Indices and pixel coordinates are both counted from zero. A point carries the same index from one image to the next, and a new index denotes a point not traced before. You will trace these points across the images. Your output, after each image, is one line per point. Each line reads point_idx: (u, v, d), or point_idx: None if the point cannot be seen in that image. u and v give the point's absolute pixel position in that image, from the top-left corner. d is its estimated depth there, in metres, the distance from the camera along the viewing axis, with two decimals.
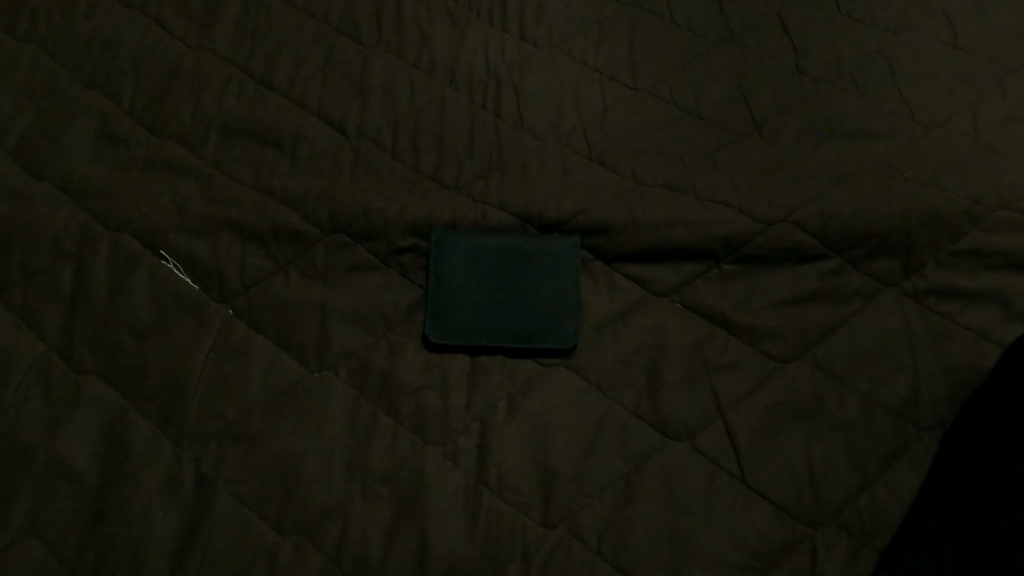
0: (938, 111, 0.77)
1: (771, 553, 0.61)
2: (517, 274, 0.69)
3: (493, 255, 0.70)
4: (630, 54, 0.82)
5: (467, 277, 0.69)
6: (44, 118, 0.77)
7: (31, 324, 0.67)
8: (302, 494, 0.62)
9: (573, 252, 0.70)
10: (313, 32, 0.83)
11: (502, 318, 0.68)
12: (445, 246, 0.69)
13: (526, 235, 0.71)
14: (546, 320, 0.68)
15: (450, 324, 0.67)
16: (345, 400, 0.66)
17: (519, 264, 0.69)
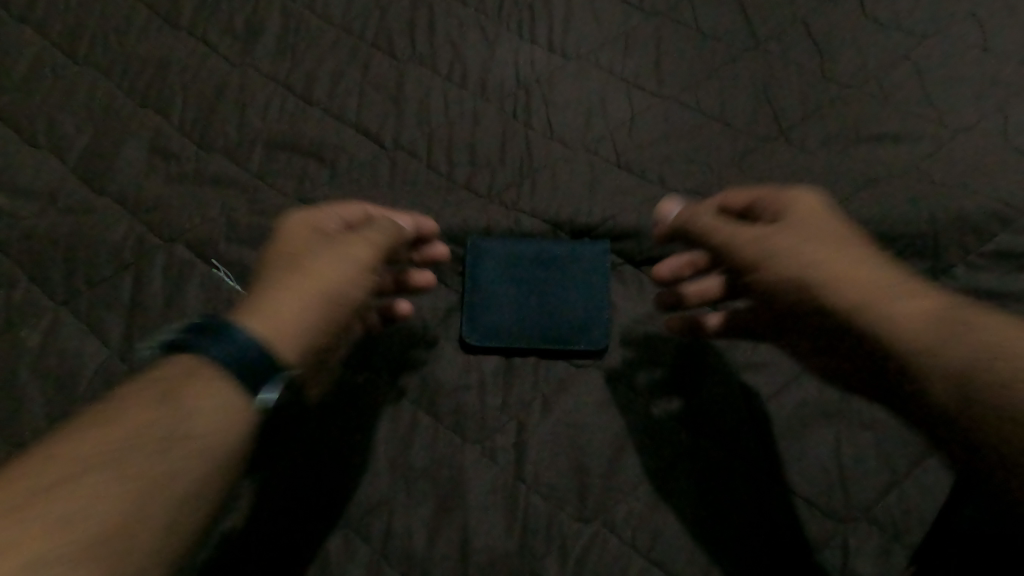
0: (966, 114, 0.78)
1: (805, 548, 0.62)
2: (549, 279, 0.73)
3: (526, 262, 0.74)
4: (657, 63, 0.85)
5: (502, 283, 0.73)
6: (103, 136, 0.82)
7: (95, 329, 0.71)
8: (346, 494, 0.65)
9: (600, 257, 0.74)
10: (351, 48, 0.87)
11: (535, 322, 0.72)
12: (481, 255, 0.74)
13: (558, 242, 0.75)
14: (576, 323, 0.72)
15: (485, 326, 0.72)
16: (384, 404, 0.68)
17: (548, 271, 0.74)
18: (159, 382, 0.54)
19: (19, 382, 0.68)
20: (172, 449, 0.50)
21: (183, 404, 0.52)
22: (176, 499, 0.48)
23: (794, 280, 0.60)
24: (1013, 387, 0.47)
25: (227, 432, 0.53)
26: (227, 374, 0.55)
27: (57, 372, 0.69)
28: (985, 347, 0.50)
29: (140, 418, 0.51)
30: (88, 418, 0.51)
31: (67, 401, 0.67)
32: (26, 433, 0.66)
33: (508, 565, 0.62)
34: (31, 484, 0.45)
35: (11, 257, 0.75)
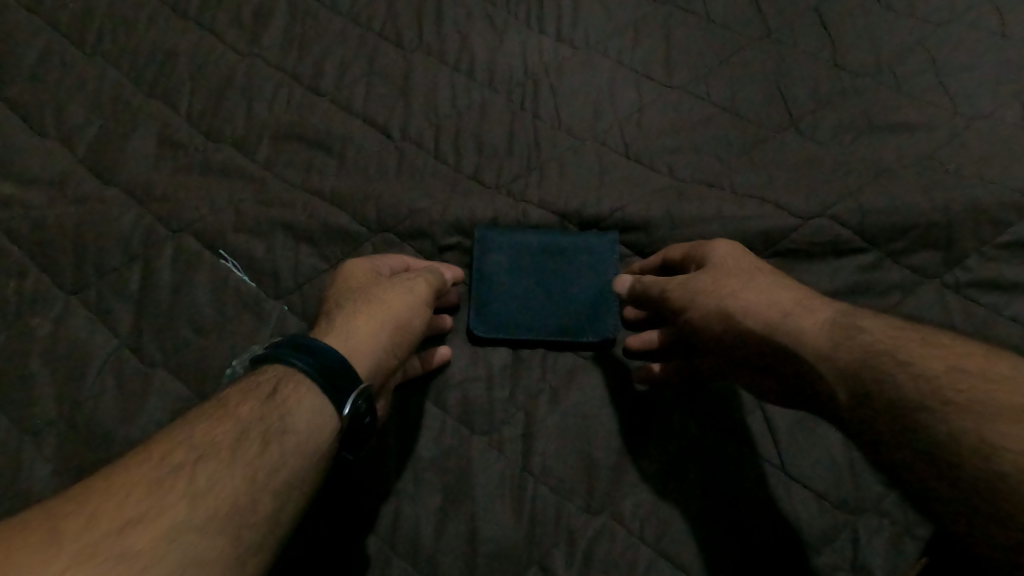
0: (982, 103, 0.77)
1: (816, 540, 0.61)
2: (557, 271, 0.73)
3: (534, 254, 0.73)
4: (666, 52, 0.84)
5: (510, 275, 0.72)
6: (111, 126, 0.82)
7: (103, 319, 0.71)
8: (357, 486, 0.65)
9: (608, 247, 0.74)
10: (358, 38, 0.86)
11: (544, 313, 0.71)
12: (487, 245, 0.73)
13: (566, 233, 0.75)
14: (585, 314, 0.71)
15: (493, 319, 0.71)
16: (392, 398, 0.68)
17: (555, 262, 0.73)
18: (243, 404, 0.55)
19: (29, 371, 0.68)
20: (263, 486, 0.51)
21: (272, 436, 0.54)
22: (267, 535, 0.51)
23: (710, 313, 0.61)
24: (897, 383, 0.50)
25: (308, 469, 0.55)
26: (313, 387, 0.57)
27: (66, 361, 0.69)
28: (867, 351, 0.52)
29: (232, 446, 0.52)
30: (185, 434, 0.53)
31: (76, 391, 0.68)
32: (36, 423, 0.66)
33: (515, 557, 0.62)
34: (144, 518, 0.46)
35: (22, 247, 0.75)
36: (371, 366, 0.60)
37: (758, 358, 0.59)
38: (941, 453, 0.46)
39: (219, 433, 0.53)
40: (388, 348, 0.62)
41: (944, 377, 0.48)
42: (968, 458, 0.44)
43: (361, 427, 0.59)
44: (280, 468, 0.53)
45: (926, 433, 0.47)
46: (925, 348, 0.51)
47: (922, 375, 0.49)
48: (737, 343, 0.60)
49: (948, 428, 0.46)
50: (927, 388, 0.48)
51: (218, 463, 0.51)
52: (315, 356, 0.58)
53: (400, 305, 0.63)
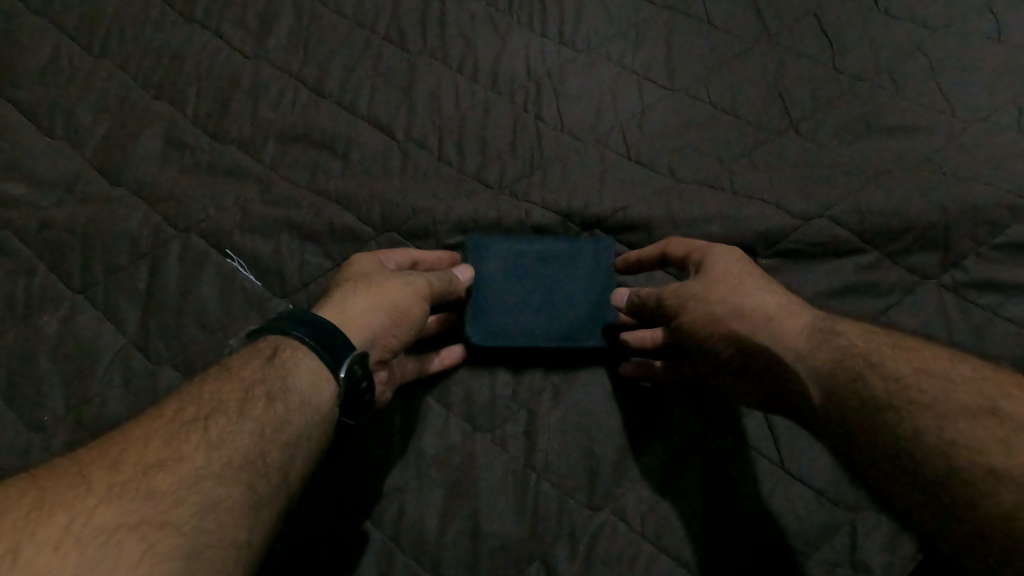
0: (979, 105, 0.78)
1: (815, 536, 0.62)
2: (553, 277, 0.73)
3: (528, 260, 0.73)
4: (667, 55, 0.85)
5: (506, 282, 0.72)
6: (118, 127, 0.83)
7: (110, 316, 0.72)
8: (361, 482, 0.66)
9: (607, 252, 0.74)
10: (362, 40, 0.87)
11: (542, 320, 0.71)
12: (482, 253, 0.73)
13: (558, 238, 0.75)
14: (583, 319, 0.71)
15: (492, 327, 0.70)
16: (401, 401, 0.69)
17: (557, 268, 0.73)
18: (246, 365, 0.57)
19: (38, 368, 0.69)
20: (269, 439, 0.53)
21: (280, 392, 0.55)
22: (280, 485, 0.53)
23: (700, 317, 0.62)
24: (871, 383, 0.52)
25: (316, 424, 0.57)
26: (308, 352, 0.58)
27: (74, 358, 0.70)
28: (842, 355, 0.55)
29: (240, 402, 0.54)
30: (194, 393, 0.55)
31: (85, 387, 0.69)
32: (45, 419, 0.67)
33: (517, 552, 0.63)
34: (164, 465, 0.49)
35: (31, 247, 0.76)
36: (364, 342, 0.61)
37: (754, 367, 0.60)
38: (906, 449, 0.49)
39: (224, 392, 0.55)
40: (383, 329, 0.62)
41: (912, 379, 0.51)
42: (929, 453, 0.47)
43: (360, 395, 0.59)
44: (288, 424, 0.55)
45: (894, 431, 0.50)
46: (893, 353, 0.54)
47: (892, 377, 0.52)
48: (724, 346, 0.61)
49: (912, 427, 0.49)
50: (895, 388, 0.51)
51: (229, 418, 0.53)
52: (311, 327, 0.59)
53: (398, 290, 0.64)
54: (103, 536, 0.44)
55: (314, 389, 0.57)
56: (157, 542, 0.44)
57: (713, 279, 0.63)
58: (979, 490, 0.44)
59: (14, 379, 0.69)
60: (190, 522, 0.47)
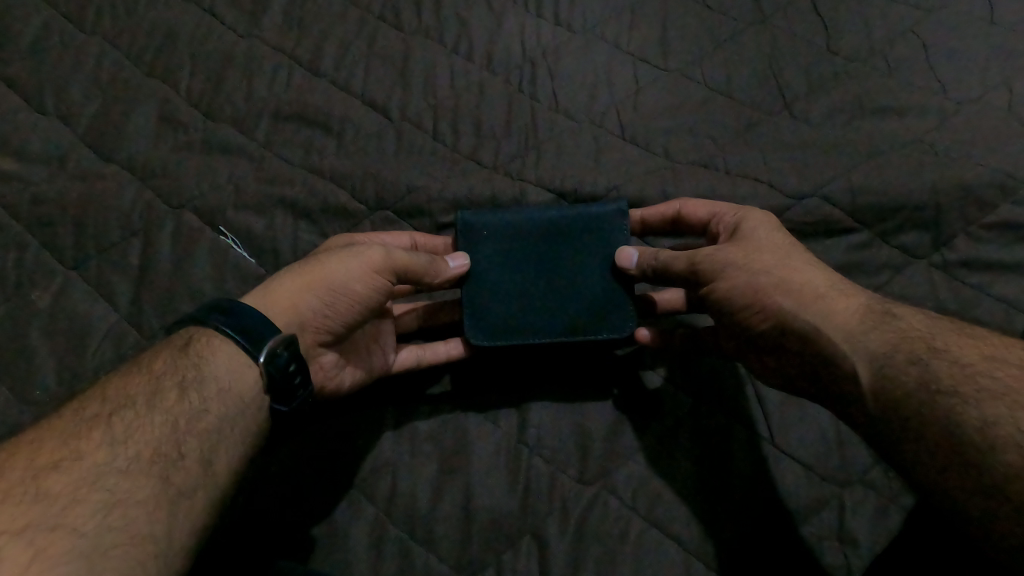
0: (973, 88, 0.78)
1: (804, 511, 0.63)
2: (543, 261, 0.70)
3: (516, 245, 0.70)
4: (662, 36, 0.85)
5: (499, 273, 0.70)
6: (110, 104, 0.83)
7: (103, 292, 0.72)
8: (344, 455, 0.66)
9: (615, 224, 0.71)
10: (357, 20, 0.87)
11: (539, 310, 0.69)
12: (472, 242, 0.70)
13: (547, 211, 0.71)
14: (580, 305, 0.69)
15: (493, 326, 0.69)
16: (393, 385, 0.70)
17: (559, 243, 0.70)
18: (158, 357, 0.57)
19: (31, 343, 0.69)
20: (183, 432, 0.54)
21: (195, 383, 0.56)
22: (199, 476, 0.53)
23: (741, 289, 0.62)
24: (934, 368, 0.53)
25: (238, 415, 0.57)
26: (226, 339, 0.58)
27: (68, 333, 0.70)
28: (901, 338, 0.55)
29: (149, 396, 0.55)
30: (99, 389, 0.55)
31: (78, 361, 0.69)
32: (37, 393, 0.67)
33: (510, 524, 0.63)
34: (60, 465, 0.49)
35: (22, 222, 0.76)
36: (289, 325, 0.62)
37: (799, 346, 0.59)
38: (965, 440, 0.49)
39: (133, 385, 0.55)
40: (315, 310, 0.63)
41: (981, 366, 0.52)
42: (996, 445, 0.47)
43: (290, 385, 0.58)
44: (205, 415, 0.55)
45: (955, 418, 0.50)
46: (958, 342, 0.54)
47: (958, 364, 0.52)
48: (764, 320, 0.61)
49: (980, 416, 0.49)
50: (960, 374, 0.52)
51: (136, 411, 0.53)
52: (231, 316, 0.59)
53: (340, 270, 0.63)
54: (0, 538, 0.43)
55: (234, 379, 0.57)
56: (49, 546, 0.44)
57: (755, 250, 0.63)
58: None
59: (6, 353, 0.69)
60: (90, 522, 0.46)
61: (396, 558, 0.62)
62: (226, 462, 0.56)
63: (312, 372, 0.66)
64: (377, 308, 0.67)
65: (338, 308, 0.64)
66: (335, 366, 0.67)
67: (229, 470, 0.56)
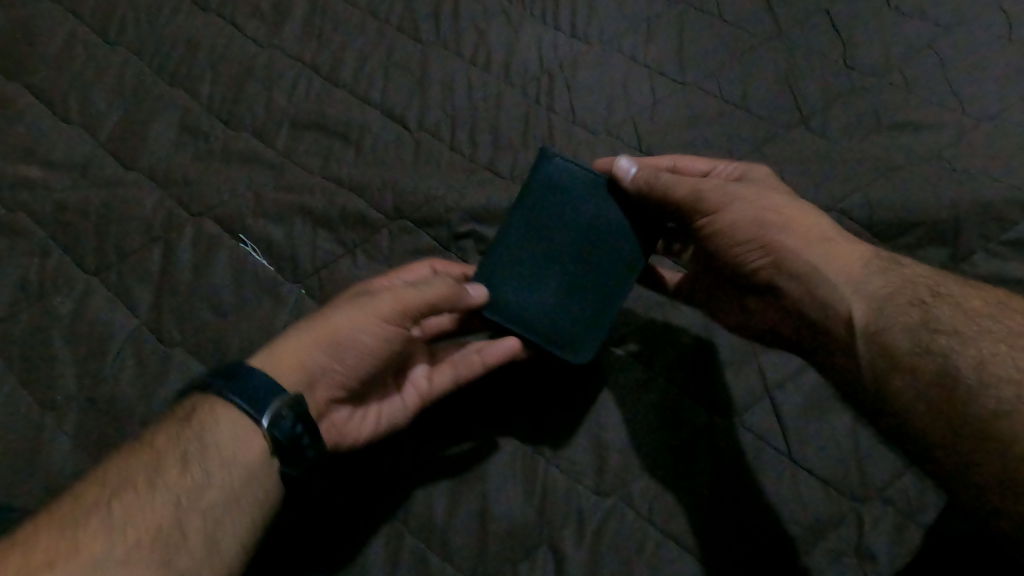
0: (990, 105, 0.78)
1: (821, 525, 0.62)
2: (559, 259, 0.68)
3: (531, 251, 0.69)
4: (680, 49, 0.85)
5: (526, 281, 0.68)
6: (132, 113, 0.84)
7: (124, 298, 0.73)
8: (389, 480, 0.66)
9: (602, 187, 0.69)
10: (376, 31, 0.88)
11: (577, 306, 0.68)
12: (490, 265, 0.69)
13: (539, 200, 0.69)
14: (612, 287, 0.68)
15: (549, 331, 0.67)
16: (429, 413, 0.69)
17: (555, 219, 0.69)
18: (160, 433, 0.56)
19: (51, 349, 0.70)
20: (186, 510, 0.53)
21: (197, 454, 0.55)
22: (203, 556, 0.52)
23: (746, 221, 0.64)
24: (937, 311, 0.56)
25: (244, 483, 0.55)
26: (230, 406, 0.57)
27: (88, 339, 0.70)
28: (903, 282, 0.58)
29: (150, 474, 0.54)
30: (101, 472, 0.54)
31: (98, 367, 0.69)
32: (58, 399, 0.68)
33: (526, 535, 0.63)
34: (56, 561, 0.48)
35: (45, 228, 0.77)
36: (298, 383, 0.60)
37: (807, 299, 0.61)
38: (957, 377, 0.52)
39: (135, 464, 0.54)
40: (325, 365, 0.62)
41: (982, 310, 0.55)
42: (991, 381, 0.51)
43: (298, 447, 0.56)
44: (209, 489, 0.54)
45: (952, 355, 0.53)
46: (963, 292, 0.57)
47: (963, 310, 0.55)
48: (762, 253, 0.63)
49: (977, 352, 0.52)
50: (963, 317, 0.55)
51: (135, 494, 0.53)
52: (235, 380, 0.57)
53: (347, 324, 0.62)
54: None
55: (237, 446, 0.56)
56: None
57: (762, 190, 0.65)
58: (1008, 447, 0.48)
59: (27, 358, 0.70)
60: None
61: (412, 568, 0.62)
62: (234, 535, 0.54)
63: (324, 430, 0.63)
64: (391, 357, 0.66)
65: (349, 360, 0.63)
66: (353, 421, 0.65)
67: (239, 544, 0.54)
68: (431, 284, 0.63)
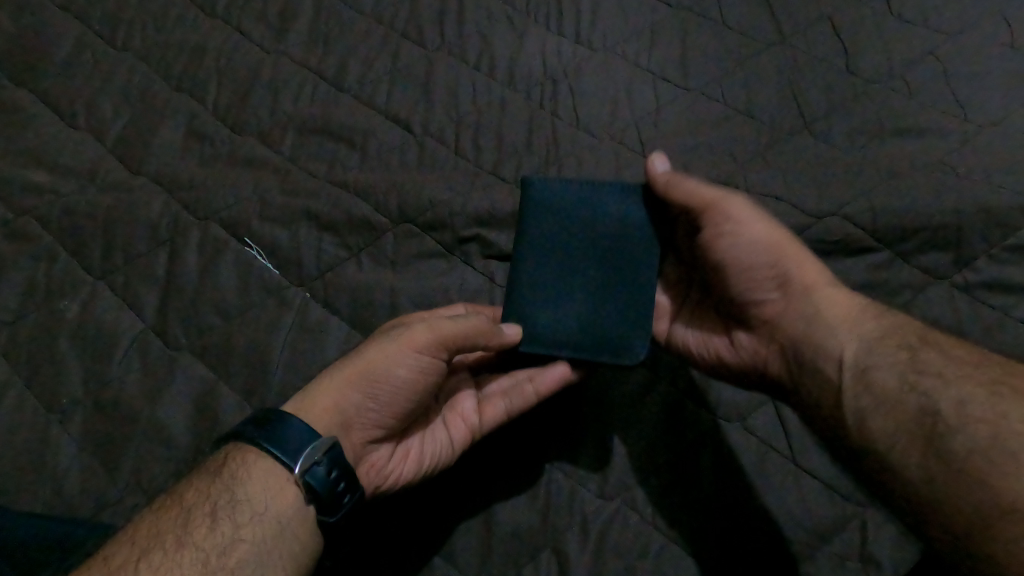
0: (993, 110, 0.78)
1: (825, 529, 0.62)
2: (582, 276, 0.68)
3: (552, 267, 0.68)
4: (683, 56, 0.85)
5: (547, 295, 0.68)
6: (139, 118, 0.84)
7: (130, 302, 0.73)
8: (433, 513, 0.65)
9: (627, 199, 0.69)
10: (381, 37, 0.88)
11: (599, 320, 0.66)
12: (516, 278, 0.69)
13: (556, 219, 0.69)
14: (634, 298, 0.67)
15: (571, 344, 0.66)
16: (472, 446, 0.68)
17: (563, 240, 0.69)
18: (192, 486, 0.57)
19: (57, 352, 0.70)
20: (216, 567, 0.53)
21: (226, 509, 0.56)
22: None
23: (765, 244, 0.66)
24: (923, 354, 0.58)
25: (273, 536, 0.55)
26: (261, 455, 0.57)
27: (94, 342, 0.71)
28: (895, 327, 0.61)
29: (179, 531, 0.54)
30: (133, 528, 0.55)
31: (105, 371, 0.70)
32: (65, 401, 0.68)
33: (530, 539, 0.63)
34: None
35: (52, 232, 0.77)
36: (333, 426, 0.60)
37: (808, 334, 0.64)
38: (938, 419, 0.54)
39: (166, 520, 0.55)
40: (359, 406, 0.62)
41: (968, 356, 0.57)
42: (966, 422, 0.53)
43: (334, 493, 0.56)
44: (238, 545, 0.55)
45: (932, 396, 0.56)
46: (949, 339, 0.59)
47: (947, 355, 0.58)
48: (771, 283, 0.67)
49: (957, 395, 0.55)
50: (949, 361, 0.57)
51: (166, 552, 0.53)
52: (266, 425, 0.58)
53: (380, 359, 0.61)
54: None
55: (268, 496, 0.56)
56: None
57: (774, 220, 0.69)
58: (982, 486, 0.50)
59: (34, 362, 0.70)
60: None
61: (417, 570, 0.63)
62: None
63: (363, 472, 0.62)
64: (426, 393, 0.65)
65: (384, 399, 0.63)
66: (392, 461, 0.64)
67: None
68: (463, 317, 0.63)
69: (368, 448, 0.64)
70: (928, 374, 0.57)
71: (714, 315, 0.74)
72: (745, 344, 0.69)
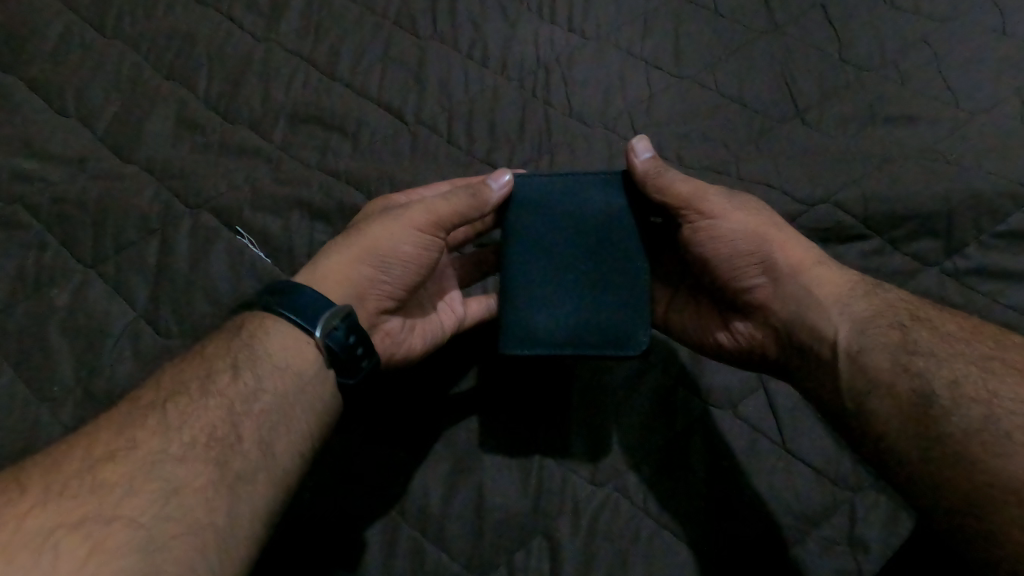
0: (985, 97, 0.78)
1: (816, 513, 0.63)
2: (576, 262, 0.66)
3: (540, 255, 0.66)
4: (676, 43, 0.85)
5: (541, 285, 0.66)
6: (130, 106, 0.84)
7: (121, 290, 0.73)
8: (417, 419, 0.68)
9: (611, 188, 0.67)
10: (373, 26, 0.88)
11: (599, 306, 0.65)
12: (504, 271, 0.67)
13: (536, 208, 0.67)
14: (628, 280, 0.66)
15: (577, 332, 0.65)
16: (460, 339, 0.73)
17: (545, 228, 0.66)
18: (213, 344, 0.60)
19: (48, 340, 0.70)
20: (239, 413, 0.56)
21: (249, 362, 0.58)
22: (258, 459, 0.54)
23: (746, 232, 0.65)
24: (914, 332, 0.57)
25: (299, 395, 0.59)
26: (282, 318, 0.61)
27: (85, 330, 0.71)
28: (886, 305, 0.60)
29: (203, 380, 0.57)
30: (156, 381, 0.57)
31: (96, 358, 0.70)
32: (57, 389, 0.68)
33: (522, 525, 0.64)
34: (115, 456, 0.50)
35: (42, 220, 0.77)
36: (346, 297, 0.64)
37: (802, 320, 0.63)
38: (933, 398, 0.53)
39: (188, 373, 0.57)
40: (371, 278, 0.65)
41: (959, 335, 0.56)
42: (961, 402, 0.51)
43: (352, 355, 0.60)
44: (261, 394, 0.57)
45: (927, 376, 0.54)
46: (941, 316, 0.59)
47: (938, 332, 0.57)
48: (755, 269, 0.65)
49: (951, 373, 0.53)
50: (942, 341, 0.56)
51: (190, 397, 0.55)
52: (288, 296, 0.61)
53: (386, 236, 0.65)
54: (39, 540, 0.44)
55: (291, 353, 0.59)
56: (105, 539, 0.45)
57: (753, 203, 0.67)
58: (981, 464, 0.48)
59: (25, 350, 0.70)
60: (149, 513, 0.48)
61: (409, 556, 0.63)
62: (288, 442, 0.57)
63: (380, 339, 0.67)
64: (433, 267, 0.69)
65: (394, 272, 0.67)
66: (403, 332, 0.69)
67: (292, 450, 0.57)
68: (453, 194, 0.65)
69: (382, 318, 0.68)
70: (921, 356, 0.55)
71: (708, 300, 0.72)
72: (742, 330, 0.68)
